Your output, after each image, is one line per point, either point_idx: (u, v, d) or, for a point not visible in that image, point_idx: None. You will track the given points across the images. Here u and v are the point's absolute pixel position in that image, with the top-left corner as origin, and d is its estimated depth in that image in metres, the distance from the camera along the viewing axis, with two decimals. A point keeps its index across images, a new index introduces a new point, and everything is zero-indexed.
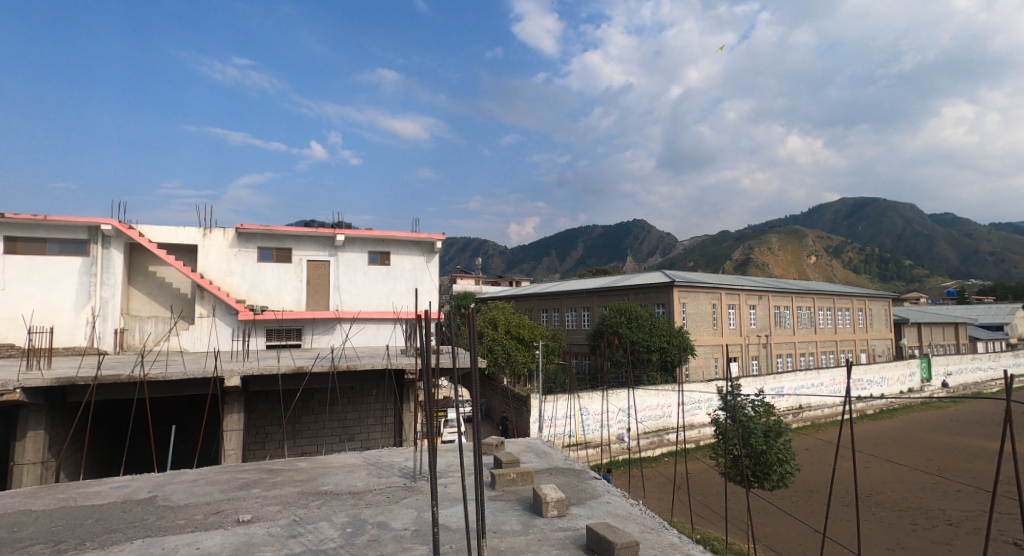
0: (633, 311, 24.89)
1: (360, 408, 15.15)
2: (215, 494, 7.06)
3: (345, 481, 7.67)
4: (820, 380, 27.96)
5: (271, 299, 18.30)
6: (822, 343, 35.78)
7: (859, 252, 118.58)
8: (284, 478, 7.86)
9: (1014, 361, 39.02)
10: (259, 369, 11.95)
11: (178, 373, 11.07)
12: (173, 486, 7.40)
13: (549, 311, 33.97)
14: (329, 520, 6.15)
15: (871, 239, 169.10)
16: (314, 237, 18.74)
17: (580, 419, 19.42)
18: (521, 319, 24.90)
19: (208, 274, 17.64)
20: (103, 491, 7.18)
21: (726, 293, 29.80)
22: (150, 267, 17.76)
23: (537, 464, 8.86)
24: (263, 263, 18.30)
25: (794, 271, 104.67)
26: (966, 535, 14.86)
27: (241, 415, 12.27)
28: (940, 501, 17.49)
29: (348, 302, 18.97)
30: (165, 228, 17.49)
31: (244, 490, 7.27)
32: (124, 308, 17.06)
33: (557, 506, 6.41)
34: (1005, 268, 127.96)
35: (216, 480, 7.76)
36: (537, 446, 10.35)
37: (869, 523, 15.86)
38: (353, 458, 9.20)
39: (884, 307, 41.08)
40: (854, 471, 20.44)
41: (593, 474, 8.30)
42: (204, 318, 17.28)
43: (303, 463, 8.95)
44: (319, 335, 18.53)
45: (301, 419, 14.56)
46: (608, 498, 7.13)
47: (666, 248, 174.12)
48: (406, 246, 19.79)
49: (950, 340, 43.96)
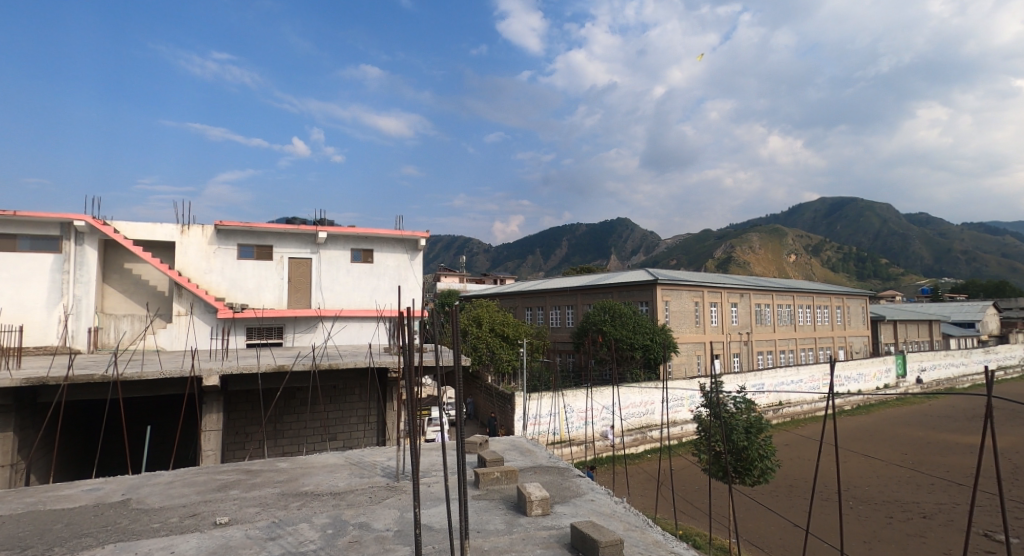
0: (616, 309, 24.99)
1: (342, 407, 14.99)
2: (192, 497, 6.89)
3: (326, 482, 7.55)
4: (800, 377, 28.41)
5: (251, 297, 17.98)
6: (802, 340, 36.30)
7: (837, 252, 120.66)
8: (263, 480, 7.69)
9: (985, 357, 40.02)
10: (239, 368, 11.73)
11: (154, 373, 10.80)
12: (148, 489, 7.20)
13: (534, 309, 33.98)
14: (310, 522, 6.03)
15: (849, 239, 172.12)
16: (296, 234, 18.45)
17: (564, 417, 19.47)
18: (506, 317, 24.85)
19: (186, 272, 17.27)
20: (74, 495, 6.95)
21: (709, 291, 30.09)
22: (126, 264, 17.33)
23: (522, 462, 8.82)
24: (243, 260, 17.98)
25: (775, 270, 106.11)
26: (940, 527, 15.18)
27: (220, 415, 12.04)
28: (915, 494, 17.87)
29: (331, 300, 18.74)
30: (141, 224, 17.08)
31: (222, 491, 7.11)
32: (98, 306, 16.64)
33: (541, 505, 6.37)
34: (977, 267, 131.15)
35: (193, 482, 7.57)
36: (521, 444, 10.31)
37: (846, 517, 16.13)
38: (335, 458, 9.06)
39: (861, 304, 41.84)
40: (832, 465, 20.78)
41: (577, 471, 8.29)
42: (182, 316, 16.95)
43: (283, 463, 8.78)
44: (300, 333, 18.32)
45: (282, 419, 14.35)
46: (592, 496, 7.12)
47: (649, 248, 175.53)
48: (390, 244, 19.59)
49: (923, 337, 44.97)
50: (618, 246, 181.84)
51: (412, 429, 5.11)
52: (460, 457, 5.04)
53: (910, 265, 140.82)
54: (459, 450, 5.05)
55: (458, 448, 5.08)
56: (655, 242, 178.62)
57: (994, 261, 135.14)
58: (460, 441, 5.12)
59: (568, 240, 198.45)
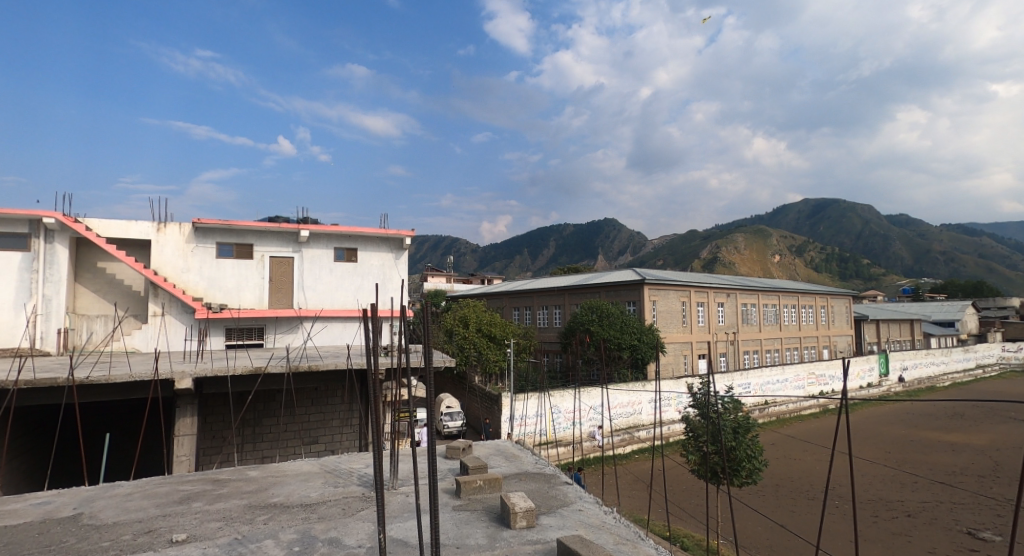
0: (604, 308, 24.69)
1: (324, 410, 14.46)
2: (150, 510, 6.39)
3: (297, 492, 7.10)
4: (786, 376, 28.42)
5: (230, 297, 17.37)
6: (788, 339, 36.38)
7: (821, 252, 121.96)
8: (230, 490, 7.21)
9: (965, 356, 40.45)
10: (213, 371, 11.19)
11: (123, 376, 10.25)
12: (103, 502, 6.69)
13: (521, 309, 33.61)
14: (276, 538, 5.59)
15: (832, 239, 174.31)
16: (277, 232, 17.88)
17: (552, 418, 19.13)
18: (492, 317, 24.43)
19: (162, 271, 16.61)
20: (20, 510, 6.41)
21: (696, 291, 29.96)
22: (98, 263, 16.59)
23: (506, 469, 8.43)
24: (222, 260, 17.37)
25: (760, 271, 106.88)
26: (925, 525, 15.07)
27: (194, 420, 11.51)
28: (900, 493, 17.78)
29: (313, 300, 18.19)
30: (114, 222, 16.39)
31: (183, 504, 6.62)
32: (69, 306, 15.91)
33: (526, 517, 5.98)
34: (956, 267, 133.44)
35: (155, 493, 7.07)
36: (507, 449, 9.93)
37: (832, 516, 15.96)
38: (309, 466, 8.60)
39: (846, 304, 42.04)
40: (818, 465, 20.69)
41: (564, 479, 7.92)
42: (158, 316, 16.34)
43: (254, 472, 8.30)
44: (281, 334, 17.77)
45: (261, 422, 13.82)
46: (581, 506, 6.76)
47: (636, 248, 176.54)
48: (374, 243, 19.08)
49: (904, 336, 45.45)
50: (605, 246, 182.42)
51: (379, 484, 4.84)
52: (433, 500, 4.75)
53: (891, 265, 142.89)
54: (432, 495, 4.75)
55: (431, 493, 4.77)
56: (642, 243, 179.13)
57: (972, 261, 137.47)
58: (433, 480, 4.80)
59: (556, 240, 198.45)
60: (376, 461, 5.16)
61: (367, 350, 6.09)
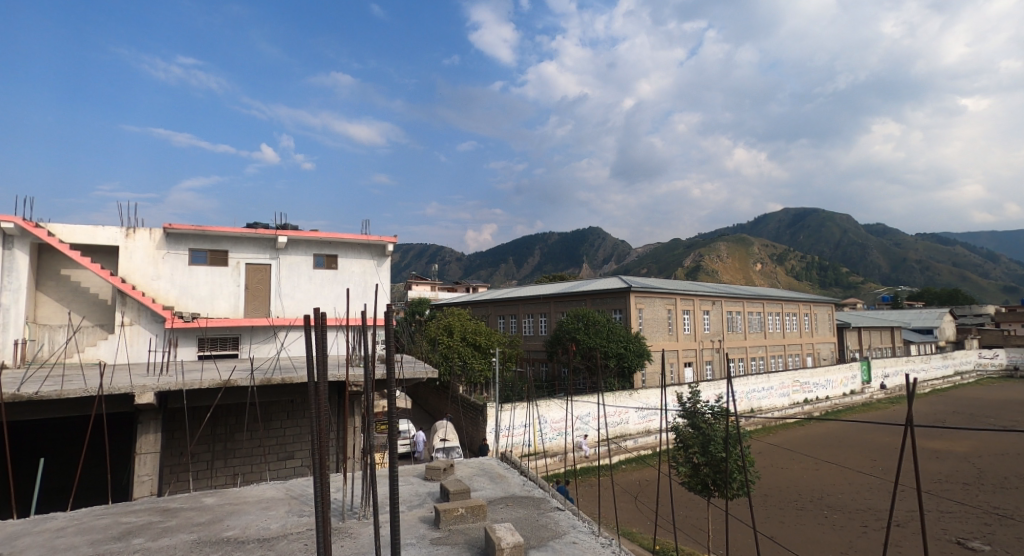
0: (590, 317, 24.11)
1: (301, 424, 13.59)
2: (82, 551, 5.57)
3: (256, 523, 6.32)
4: (772, 384, 28.00)
5: (203, 306, 16.45)
6: (773, 347, 36.19)
7: (801, 260, 123.21)
8: (178, 522, 6.41)
9: (943, 363, 40.67)
10: (178, 385, 10.31)
11: (77, 391, 9.39)
12: (28, 540, 5.84)
13: (506, 318, 32.93)
14: None
15: (813, 248, 176.57)
16: (254, 238, 17.03)
17: (538, 428, 18.43)
18: (477, 325, 23.73)
19: (131, 278, 15.67)
20: None
21: (682, 299, 29.58)
22: (63, 271, 15.58)
23: (491, 493, 7.72)
24: (195, 267, 16.44)
25: (741, 279, 107.58)
26: (914, 536, 14.54)
27: (158, 436, 10.68)
28: (887, 501, 17.34)
29: (289, 309, 17.35)
30: (80, 227, 15.37)
31: (121, 541, 5.82)
32: (30, 315, 14.81)
33: (513, 553, 5.26)
34: (931, 275, 135.69)
35: (92, 527, 6.23)
36: (492, 468, 9.22)
37: (821, 526, 15.41)
38: (273, 492, 7.79)
39: (829, 311, 42.03)
40: (805, 474, 20.27)
41: (555, 504, 7.22)
42: (122, 326, 15.31)
43: (210, 499, 7.48)
44: (257, 344, 16.84)
45: (233, 437, 12.92)
46: (574, 538, 6.08)
47: (620, 256, 177.39)
48: (355, 249, 18.29)
49: (885, 343, 45.56)
50: (589, 255, 182.80)
51: (324, 513, 4.48)
52: (392, 523, 4.41)
53: (868, 273, 145.00)
54: (391, 516, 4.44)
55: (389, 513, 4.43)
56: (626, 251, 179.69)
57: (947, 269, 139.95)
58: (392, 503, 4.44)
59: (541, 249, 198.28)
60: (318, 486, 4.76)
61: (306, 363, 5.33)
